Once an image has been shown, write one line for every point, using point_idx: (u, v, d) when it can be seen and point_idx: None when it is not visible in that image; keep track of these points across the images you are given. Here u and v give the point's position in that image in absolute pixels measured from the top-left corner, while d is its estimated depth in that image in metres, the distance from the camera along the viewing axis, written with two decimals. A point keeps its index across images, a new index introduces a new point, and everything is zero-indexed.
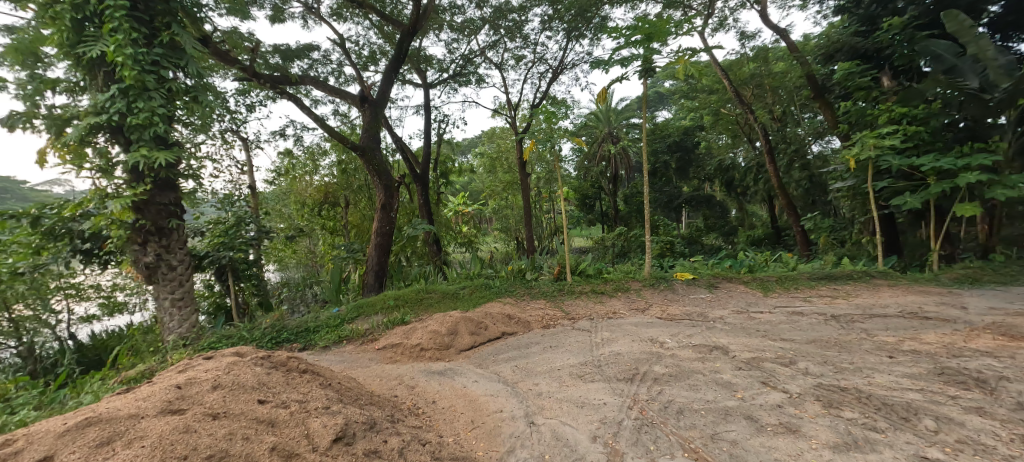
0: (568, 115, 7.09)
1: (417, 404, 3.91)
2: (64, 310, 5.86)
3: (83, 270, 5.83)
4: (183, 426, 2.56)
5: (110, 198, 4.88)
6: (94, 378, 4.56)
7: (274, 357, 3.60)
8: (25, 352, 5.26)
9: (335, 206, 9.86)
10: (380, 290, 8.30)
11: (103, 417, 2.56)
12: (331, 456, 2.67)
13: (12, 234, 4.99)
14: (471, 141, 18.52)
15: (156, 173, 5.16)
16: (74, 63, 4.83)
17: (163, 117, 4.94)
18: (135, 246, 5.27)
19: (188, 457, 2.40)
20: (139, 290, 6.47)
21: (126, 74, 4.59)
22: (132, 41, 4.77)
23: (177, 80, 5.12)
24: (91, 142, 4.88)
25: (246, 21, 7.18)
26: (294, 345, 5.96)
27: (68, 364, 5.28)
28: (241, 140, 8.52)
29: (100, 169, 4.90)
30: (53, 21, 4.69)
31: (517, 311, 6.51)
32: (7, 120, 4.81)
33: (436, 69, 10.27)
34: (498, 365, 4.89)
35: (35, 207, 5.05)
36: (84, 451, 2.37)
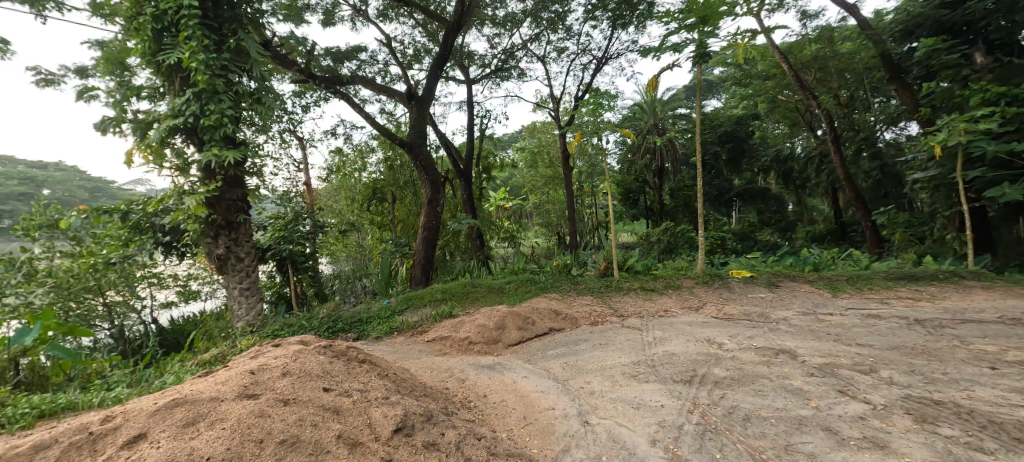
0: (614, 105, 6.91)
1: (469, 397, 3.96)
2: (148, 296, 6.28)
3: (161, 260, 6.38)
4: (258, 411, 2.70)
5: (186, 195, 5.24)
6: (174, 359, 4.94)
7: (335, 346, 3.77)
8: (117, 333, 5.78)
9: (382, 202, 10.11)
10: (426, 283, 8.50)
11: (188, 399, 2.75)
12: (393, 446, 2.74)
13: (105, 228, 5.78)
14: (512, 136, 18.52)
15: (226, 171, 5.52)
16: (155, 70, 5.23)
17: (231, 118, 5.25)
18: (208, 239, 5.63)
19: (264, 440, 2.53)
20: (212, 280, 6.96)
21: (199, 78, 4.90)
22: (204, 48, 5.09)
23: (243, 83, 5.45)
24: (169, 143, 5.25)
25: (301, 25, 7.52)
26: (349, 334, 6.19)
27: (152, 345, 5.87)
28: (297, 139, 8.98)
29: (178, 168, 5.28)
30: (136, 31, 5.09)
31: (564, 307, 6.46)
32: (98, 123, 5.27)
33: (478, 65, 10.33)
34: (547, 362, 4.86)
35: (124, 204, 5.80)
36: (173, 430, 2.55)
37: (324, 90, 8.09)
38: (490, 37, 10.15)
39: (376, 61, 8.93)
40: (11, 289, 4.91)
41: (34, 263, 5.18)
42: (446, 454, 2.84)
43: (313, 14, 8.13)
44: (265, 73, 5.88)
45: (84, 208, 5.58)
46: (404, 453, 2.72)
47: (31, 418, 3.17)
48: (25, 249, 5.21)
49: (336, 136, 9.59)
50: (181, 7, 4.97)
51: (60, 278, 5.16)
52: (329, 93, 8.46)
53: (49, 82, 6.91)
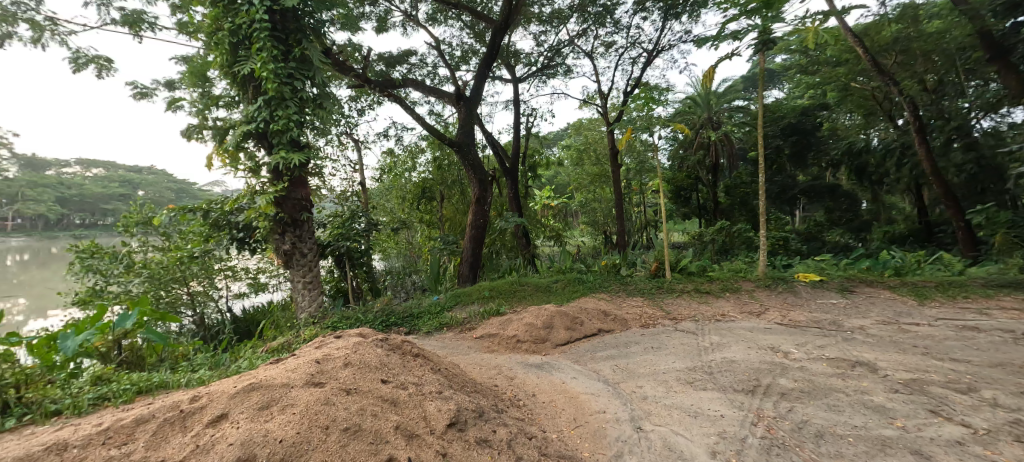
0: (668, 98, 6.61)
1: (518, 395, 3.91)
2: (223, 287, 6.75)
3: (234, 254, 6.75)
4: (324, 398, 2.78)
5: (258, 194, 5.56)
6: (246, 345, 5.26)
7: (390, 339, 3.85)
8: (198, 320, 6.36)
9: (431, 200, 10.29)
10: (474, 281, 8.57)
11: (262, 384, 2.88)
12: (447, 440, 2.76)
13: (190, 225, 6.00)
14: (557, 133, 18.34)
15: (293, 172, 5.78)
16: (231, 80, 5.59)
17: (297, 123, 5.49)
18: (276, 235, 5.93)
19: (329, 427, 2.60)
20: (276, 273, 7.26)
21: (268, 86, 5.15)
22: (273, 58, 5.35)
23: (306, 90, 5.70)
24: (243, 147, 5.58)
25: (356, 32, 7.78)
26: (401, 328, 6.30)
27: (227, 332, 6.26)
28: (353, 141, 9.30)
29: (251, 170, 5.59)
30: (215, 45, 5.43)
31: (612, 307, 6.28)
32: (184, 129, 5.69)
33: (524, 63, 10.26)
34: (597, 363, 4.74)
35: (205, 203, 6.01)
36: (251, 411, 2.68)
37: (378, 94, 8.31)
38: (537, 35, 10.05)
39: (426, 63, 9.09)
40: (115, 278, 5.81)
41: (132, 256, 6.01)
42: (498, 451, 2.82)
43: (367, 21, 8.37)
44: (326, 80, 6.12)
45: (173, 207, 5.96)
46: (457, 448, 2.74)
47: (131, 394, 3.50)
48: (126, 242, 6.08)
49: (389, 138, 9.83)
50: (252, 20, 5.27)
51: (153, 269, 5.90)
52: (382, 96, 8.70)
53: (143, 94, 7.61)
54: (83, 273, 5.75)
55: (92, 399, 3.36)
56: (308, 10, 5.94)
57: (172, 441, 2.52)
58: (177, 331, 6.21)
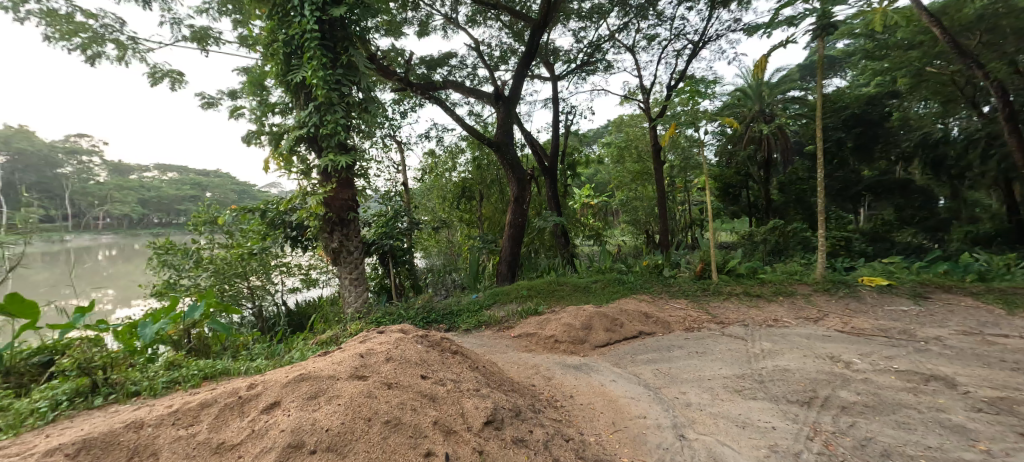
0: (715, 91, 6.27)
1: (556, 396, 3.79)
2: (279, 282, 7.02)
3: (289, 252, 7.02)
4: (367, 391, 2.78)
5: (309, 195, 5.71)
6: (298, 337, 5.41)
7: (430, 336, 3.83)
8: (257, 313, 6.58)
9: (470, 200, 10.27)
10: (512, 279, 8.50)
11: (311, 374, 2.91)
12: (484, 438, 2.72)
13: (250, 224, 6.44)
14: (597, 130, 17.97)
15: (340, 174, 5.92)
16: (286, 88, 5.82)
17: (344, 127, 5.62)
18: (325, 234, 6.07)
19: (371, 419, 2.61)
20: (326, 270, 7.48)
21: (318, 92, 5.30)
22: (323, 65, 5.50)
23: (353, 95, 5.83)
24: (296, 151, 5.76)
25: (399, 38, 7.89)
26: (441, 325, 6.28)
27: (281, 325, 6.54)
28: (397, 142, 9.42)
29: (303, 172, 5.77)
30: (272, 56, 5.71)
31: (655, 309, 6.04)
32: (244, 137, 5.99)
33: (564, 60, 10.08)
34: (638, 366, 4.54)
35: (262, 204, 6.46)
36: (301, 400, 2.71)
37: (419, 97, 8.38)
38: (576, 31, 9.85)
39: (465, 65, 9.09)
40: (186, 272, 6.16)
41: (200, 252, 6.24)
42: (534, 451, 2.76)
43: (409, 25, 8.46)
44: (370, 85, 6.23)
45: (234, 207, 6.44)
46: (494, 446, 2.69)
47: (199, 379, 3.66)
48: (195, 240, 6.39)
49: (430, 139, 9.91)
50: (302, 30, 5.44)
51: (219, 265, 6.11)
52: (423, 98, 8.79)
53: (210, 104, 8.11)
54: (159, 268, 6.22)
55: (166, 382, 3.57)
56: (354, 18, 5.96)
57: (231, 425, 2.58)
58: (240, 321, 6.47)
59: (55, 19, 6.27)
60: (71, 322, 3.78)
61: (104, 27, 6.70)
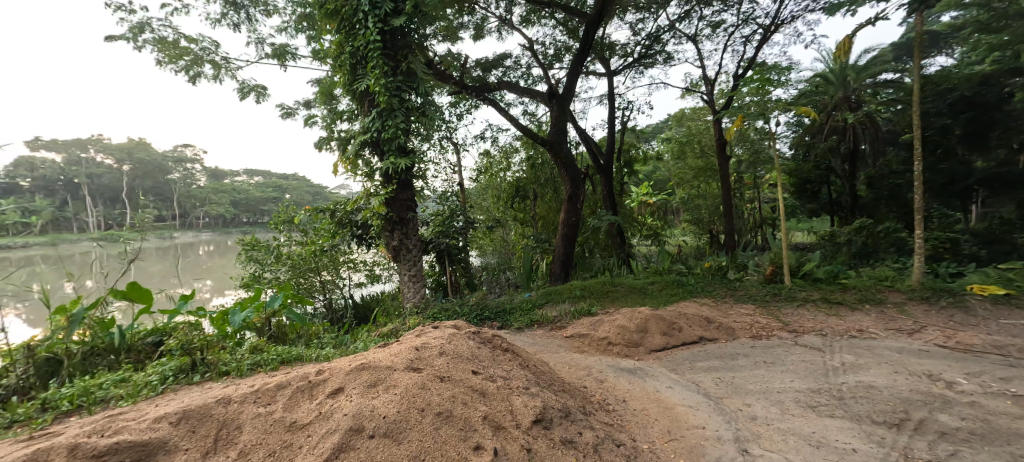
0: (789, 79, 5.73)
1: (607, 399, 3.58)
2: (347, 278, 7.18)
3: (356, 248, 7.18)
4: (421, 383, 2.75)
5: (372, 196, 5.84)
6: (363, 328, 5.54)
7: (482, 333, 3.73)
8: (327, 304, 6.87)
9: (524, 199, 10.11)
10: (566, 279, 8.32)
11: (371, 364, 2.91)
12: (532, 437, 2.64)
13: (321, 223, 6.69)
14: (655, 126, 17.26)
15: (401, 176, 6.05)
16: (352, 96, 6.06)
17: (404, 130, 5.76)
18: (386, 232, 6.24)
19: (425, 410, 2.58)
20: (387, 267, 7.57)
21: (381, 99, 5.48)
22: (385, 73, 5.65)
23: (413, 100, 5.94)
24: (361, 155, 5.96)
25: (456, 43, 7.92)
26: (494, 322, 6.20)
27: (349, 317, 6.70)
28: (453, 144, 9.48)
29: (366, 175, 5.95)
30: (341, 66, 5.96)
31: (718, 314, 5.63)
32: (318, 142, 6.75)
33: (620, 55, 9.71)
34: (696, 374, 4.21)
35: (332, 204, 6.68)
36: (361, 388, 2.71)
37: (474, 99, 8.38)
38: (633, 24, 9.45)
39: (520, 66, 8.96)
40: (268, 266, 6.51)
41: (280, 248, 6.63)
42: (583, 454, 2.66)
43: (465, 29, 8.45)
44: (428, 89, 6.29)
45: (308, 208, 6.69)
46: (542, 445, 2.62)
47: (277, 362, 3.85)
48: (276, 237, 6.76)
49: (484, 139, 9.88)
50: (367, 41, 5.61)
51: (296, 260, 6.51)
52: (478, 100, 8.76)
53: (288, 113, 8.64)
54: (246, 262, 6.56)
55: (251, 364, 3.77)
56: (415, 27, 6.05)
57: (302, 406, 2.63)
58: (313, 311, 6.72)
59: (166, 46, 6.90)
60: (176, 307, 4.14)
61: (203, 49, 7.27)
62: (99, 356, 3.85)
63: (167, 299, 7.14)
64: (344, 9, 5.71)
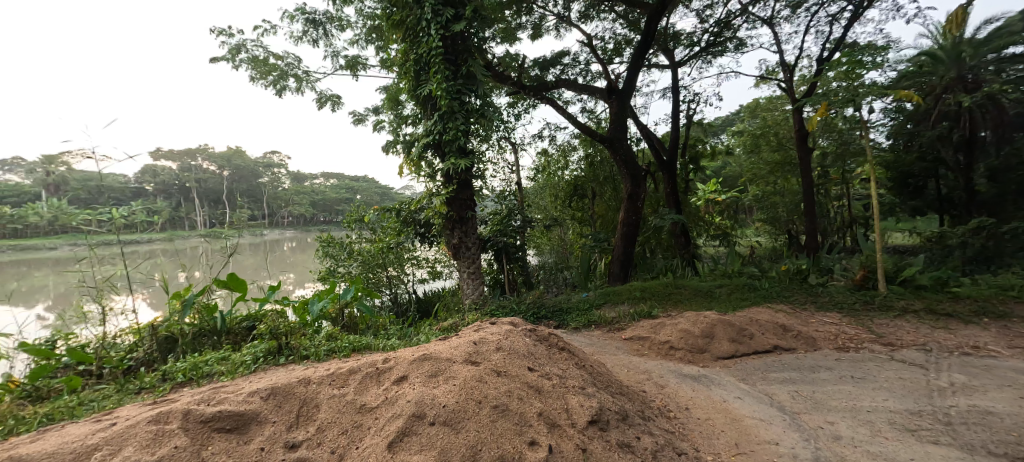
0: (885, 61, 5.08)
1: (669, 406, 3.31)
2: (411, 275, 7.22)
3: (419, 245, 7.30)
4: (479, 376, 2.66)
5: (434, 196, 5.91)
6: (424, 322, 5.58)
7: (538, 330, 3.58)
8: (393, 299, 6.90)
9: (583, 198, 9.81)
10: (625, 280, 7.98)
11: (432, 355, 2.86)
12: (588, 438, 2.46)
13: (388, 222, 7.07)
14: (726, 119, 16.26)
15: (461, 176, 6.05)
16: (416, 102, 6.15)
17: (464, 132, 5.73)
18: (447, 231, 6.27)
19: (482, 402, 2.49)
20: (449, 265, 7.57)
21: (442, 103, 5.49)
22: (446, 77, 5.66)
23: (473, 102, 5.89)
24: (424, 157, 6.04)
25: (514, 44, 7.82)
26: (551, 322, 6.02)
27: (413, 310, 6.73)
28: (511, 144, 9.40)
29: (428, 176, 6.01)
30: (406, 73, 6.08)
31: (796, 322, 5.10)
32: (385, 145, 6.90)
33: (685, 45, 9.16)
34: (771, 385, 3.80)
35: (398, 204, 7.08)
36: (423, 377, 2.67)
37: (532, 99, 8.24)
38: (700, 11, 8.89)
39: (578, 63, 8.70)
40: (341, 262, 6.73)
41: (353, 245, 6.83)
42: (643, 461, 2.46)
43: (523, 30, 8.33)
44: (487, 90, 6.23)
45: (376, 207, 7.10)
46: (598, 446, 2.44)
47: (348, 350, 4.00)
48: (348, 234, 6.99)
49: (542, 138, 9.71)
50: (429, 48, 5.65)
51: (367, 256, 6.67)
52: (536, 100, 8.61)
53: (360, 120, 8.96)
54: (324, 257, 6.79)
55: (326, 350, 3.96)
56: (474, 30, 6.01)
57: (370, 391, 2.60)
58: (380, 304, 6.80)
59: (257, 64, 7.36)
60: (265, 296, 4.34)
61: (288, 65, 7.71)
62: (205, 337, 4.18)
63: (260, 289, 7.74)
64: (410, 18, 5.77)
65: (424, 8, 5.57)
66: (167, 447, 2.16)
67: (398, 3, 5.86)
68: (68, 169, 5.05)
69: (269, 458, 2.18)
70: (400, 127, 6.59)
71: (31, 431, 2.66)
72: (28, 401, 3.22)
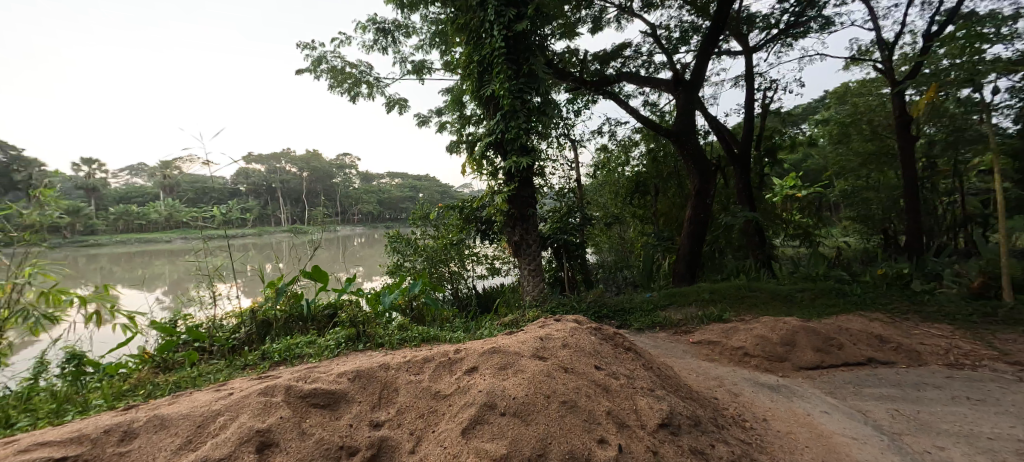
0: (1011, 33, 4.42)
1: (744, 415, 3.10)
2: (471, 271, 7.30)
3: (479, 242, 7.39)
4: (547, 371, 2.63)
5: (496, 194, 6.00)
6: (486, 317, 5.64)
7: (604, 329, 3.48)
8: (455, 293, 7.03)
9: (646, 195, 9.45)
10: (692, 281, 7.60)
11: (501, 349, 2.86)
12: (658, 442, 2.36)
13: (450, 219, 7.23)
14: (808, 107, 15.04)
15: (522, 174, 6.04)
16: (478, 102, 6.22)
17: (525, 130, 5.72)
18: (508, 228, 6.29)
19: (550, 397, 2.45)
20: (507, 261, 7.54)
21: (504, 102, 5.51)
22: (509, 76, 5.68)
23: (535, 100, 5.85)
24: (486, 156, 6.11)
25: (574, 39, 7.68)
26: (612, 321, 5.85)
27: (474, 305, 6.82)
28: (570, 141, 9.26)
29: (489, 174, 6.06)
30: (469, 75, 6.16)
31: (895, 332, 4.60)
32: (448, 145, 7.05)
33: (761, 28, 8.53)
34: (864, 401, 3.45)
35: (461, 202, 7.23)
36: (493, 370, 2.66)
37: (593, 94, 8.06)
38: None
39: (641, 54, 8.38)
40: (407, 257, 7.00)
41: (417, 241, 7.08)
42: None
43: (582, 24, 8.16)
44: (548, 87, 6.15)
45: (441, 205, 7.31)
46: (670, 451, 2.33)
47: (418, 340, 4.14)
48: (413, 231, 7.27)
49: (601, 133, 9.49)
50: (491, 49, 5.71)
51: (431, 252, 6.88)
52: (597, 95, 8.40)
53: (423, 122, 9.23)
54: (392, 253, 7.10)
55: (399, 339, 4.13)
56: (536, 26, 5.96)
57: (443, 379, 2.63)
58: (443, 298, 6.93)
59: (335, 73, 7.82)
60: (343, 286, 4.57)
61: (362, 72, 8.12)
62: (295, 322, 4.49)
63: (338, 280, 8.27)
64: (473, 21, 5.84)
65: (488, 10, 5.62)
66: (274, 417, 2.22)
67: (462, 8, 5.98)
68: (180, 172, 5.62)
69: (358, 434, 2.22)
70: (463, 127, 6.70)
71: (165, 395, 2.96)
72: (158, 371, 3.60)
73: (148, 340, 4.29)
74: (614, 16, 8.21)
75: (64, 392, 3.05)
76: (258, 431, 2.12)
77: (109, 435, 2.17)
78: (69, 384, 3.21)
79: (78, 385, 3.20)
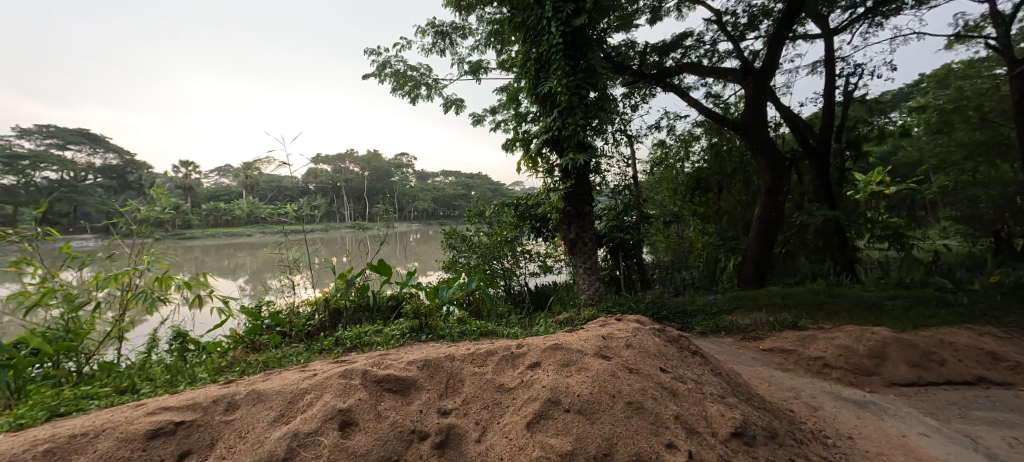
0: None
1: (826, 431, 2.88)
2: (526, 268, 7.31)
3: (530, 239, 7.41)
4: (612, 370, 2.59)
5: (552, 191, 5.99)
6: (542, 315, 5.63)
7: (668, 332, 3.36)
8: (508, 289, 7.08)
9: (708, 192, 9.02)
10: (761, 284, 7.17)
11: (564, 345, 2.85)
12: (729, 451, 2.26)
13: (505, 217, 7.31)
14: (898, 95, 13.68)
15: (578, 171, 5.97)
16: (533, 98, 6.22)
17: (582, 127, 5.65)
18: (564, 226, 6.25)
19: (616, 396, 2.42)
20: (559, 259, 7.29)
21: (562, 98, 5.48)
22: (567, 72, 5.63)
23: (592, 96, 5.77)
24: (541, 153, 6.10)
25: (631, 31, 7.47)
26: (673, 324, 5.63)
27: (528, 302, 6.83)
28: (626, 136, 9.03)
29: (545, 171, 6.04)
30: (527, 73, 6.17)
31: (1008, 349, 4.09)
32: (505, 143, 7.10)
33: (843, 9, 7.85)
34: (970, 425, 3.09)
35: (517, 200, 7.30)
36: (557, 366, 2.66)
37: (652, 87, 7.80)
38: None
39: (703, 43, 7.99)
40: (461, 253, 7.17)
41: (472, 238, 7.26)
42: None
43: (641, 14, 7.90)
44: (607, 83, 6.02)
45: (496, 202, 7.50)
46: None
47: (477, 333, 4.22)
48: (469, 229, 7.44)
49: (659, 128, 9.16)
50: (549, 46, 5.69)
51: (485, 249, 6.99)
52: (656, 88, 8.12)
53: (479, 121, 9.36)
54: (448, 249, 7.31)
55: (458, 332, 4.24)
56: (596, 20, 5.85)
57: (506, 373, 2.66)
58: (497, 295, 6.99)
59: (399, 77, 8.13)
60: (405, 279, 4.76)
61: (422, 75, 8.37)
62: (363, 312, 4.73)
63: (399, 274, 8.60)
64: (531, 19, 5.89)
65: (547, 6, 5.60)
66: (354, 398, 2.36)
67: (520, 6, 5.99)
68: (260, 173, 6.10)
69: (428, 420, 2.30)
70: (519, 125, 6.72)
71: (255, 373, 3.24)
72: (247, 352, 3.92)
73: (238, 323, 4.69)
74: (675, 5, 7.88)
75: (175, 365, 3.42)
76: (340, 410, 2.27)
77: (217, 404, 2.40)
78: (178, 357, 3.58)
79: (185, 360, 3.56)
